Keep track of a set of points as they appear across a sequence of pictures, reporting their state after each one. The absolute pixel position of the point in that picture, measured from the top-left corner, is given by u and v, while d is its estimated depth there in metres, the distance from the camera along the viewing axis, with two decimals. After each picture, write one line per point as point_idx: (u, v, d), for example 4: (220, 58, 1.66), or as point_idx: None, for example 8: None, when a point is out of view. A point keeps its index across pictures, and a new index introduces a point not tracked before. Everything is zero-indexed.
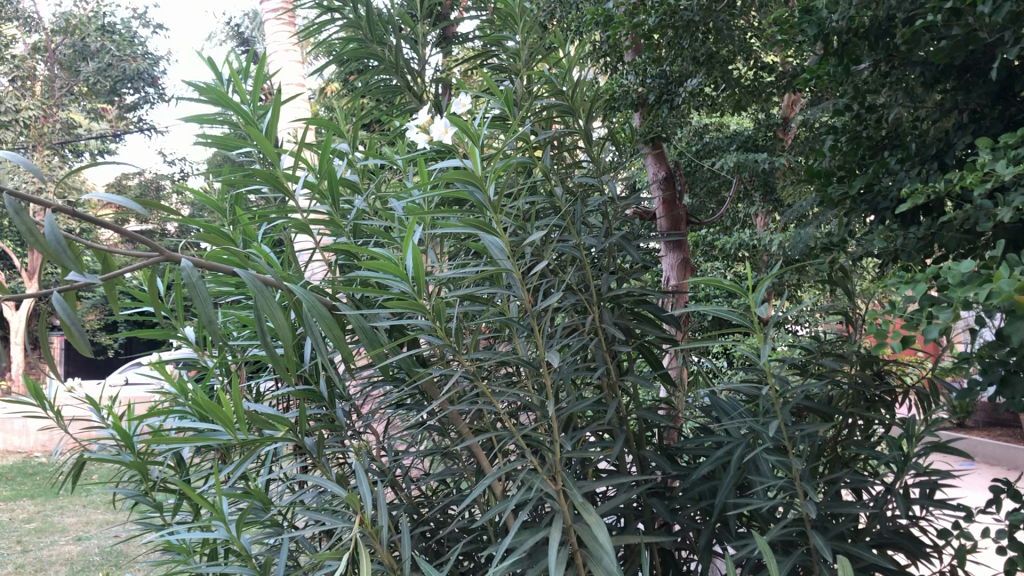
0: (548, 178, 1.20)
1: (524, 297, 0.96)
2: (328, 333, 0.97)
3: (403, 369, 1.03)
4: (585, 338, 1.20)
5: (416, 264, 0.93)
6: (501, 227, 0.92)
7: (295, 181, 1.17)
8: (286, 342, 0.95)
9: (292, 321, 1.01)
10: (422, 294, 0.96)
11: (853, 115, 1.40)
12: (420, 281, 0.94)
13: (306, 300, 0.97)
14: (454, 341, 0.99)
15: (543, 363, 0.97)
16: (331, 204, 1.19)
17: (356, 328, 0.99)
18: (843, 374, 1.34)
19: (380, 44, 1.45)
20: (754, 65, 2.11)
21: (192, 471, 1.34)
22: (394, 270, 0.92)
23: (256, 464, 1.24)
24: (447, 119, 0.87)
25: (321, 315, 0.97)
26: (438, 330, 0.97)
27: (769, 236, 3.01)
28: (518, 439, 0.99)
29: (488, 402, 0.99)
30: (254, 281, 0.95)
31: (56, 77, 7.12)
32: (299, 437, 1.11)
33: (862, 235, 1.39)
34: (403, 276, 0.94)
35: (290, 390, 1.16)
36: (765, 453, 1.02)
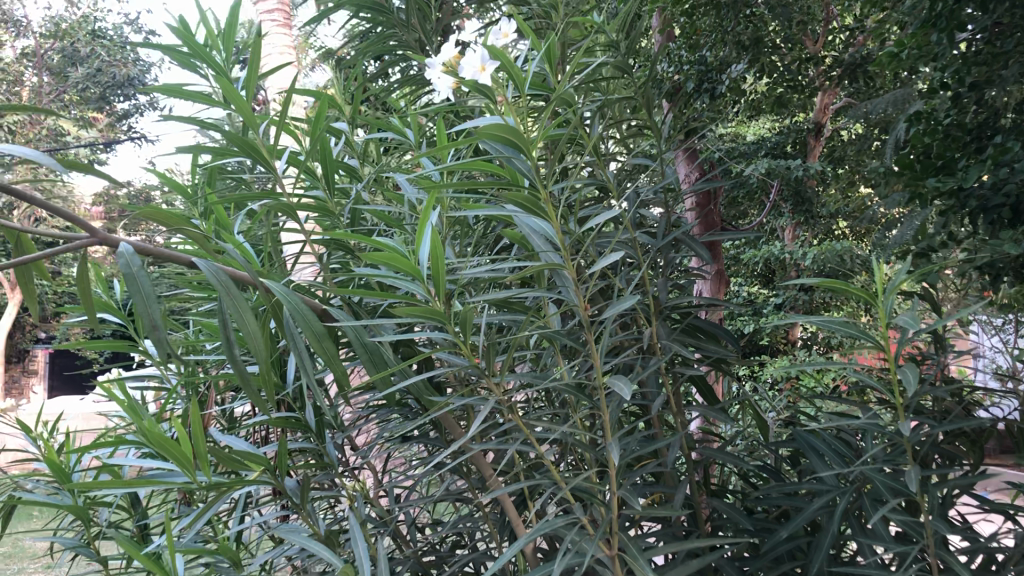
0: (596, 160, 0.98)
1: (580, 300, 0.73)
2: (316, 347, 0.73)
3: (416, 395, 0.80)
4: (638, 356, 0.97)
5: (436, 255, 0.70)
6: (552, 209, 0.69)
7: (279, 157, 0.94)
8: (259, 357, 0.71)
9: (267, 329, 0.77)
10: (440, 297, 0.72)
11: (951, 96, 1.18)
12: (439, 277, 0.71)
13: (289, 302, 0.73)
14: (482, 362, 0.76)
15: (603, 389, 0.74)
16: (328, 188, 0.96)
17: (354, 341, 0.76)
18: (939, 404, 1.12)
19: (389, 5, 1.23)
20: (800, 57, 1.90)
21: (148, 515, 1.10)
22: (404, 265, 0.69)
23: (228, 509, 1.01)
24: (485, 52, 0.64)
25: (307, 323, 0.73)
26: (462, 346, 0.74)
27: (799, 250, 2.80)
28: (565, 489, 0.76)
29: (528, 442, 0.76)
30: (217, 274, 0.71)
31: (45, 83, 6.90)
32: (280, 480, 0.88)
33: (959, 238, 1.17)
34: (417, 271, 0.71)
35: (268, 420, 0.92)
36: (886, 512, 0.78)
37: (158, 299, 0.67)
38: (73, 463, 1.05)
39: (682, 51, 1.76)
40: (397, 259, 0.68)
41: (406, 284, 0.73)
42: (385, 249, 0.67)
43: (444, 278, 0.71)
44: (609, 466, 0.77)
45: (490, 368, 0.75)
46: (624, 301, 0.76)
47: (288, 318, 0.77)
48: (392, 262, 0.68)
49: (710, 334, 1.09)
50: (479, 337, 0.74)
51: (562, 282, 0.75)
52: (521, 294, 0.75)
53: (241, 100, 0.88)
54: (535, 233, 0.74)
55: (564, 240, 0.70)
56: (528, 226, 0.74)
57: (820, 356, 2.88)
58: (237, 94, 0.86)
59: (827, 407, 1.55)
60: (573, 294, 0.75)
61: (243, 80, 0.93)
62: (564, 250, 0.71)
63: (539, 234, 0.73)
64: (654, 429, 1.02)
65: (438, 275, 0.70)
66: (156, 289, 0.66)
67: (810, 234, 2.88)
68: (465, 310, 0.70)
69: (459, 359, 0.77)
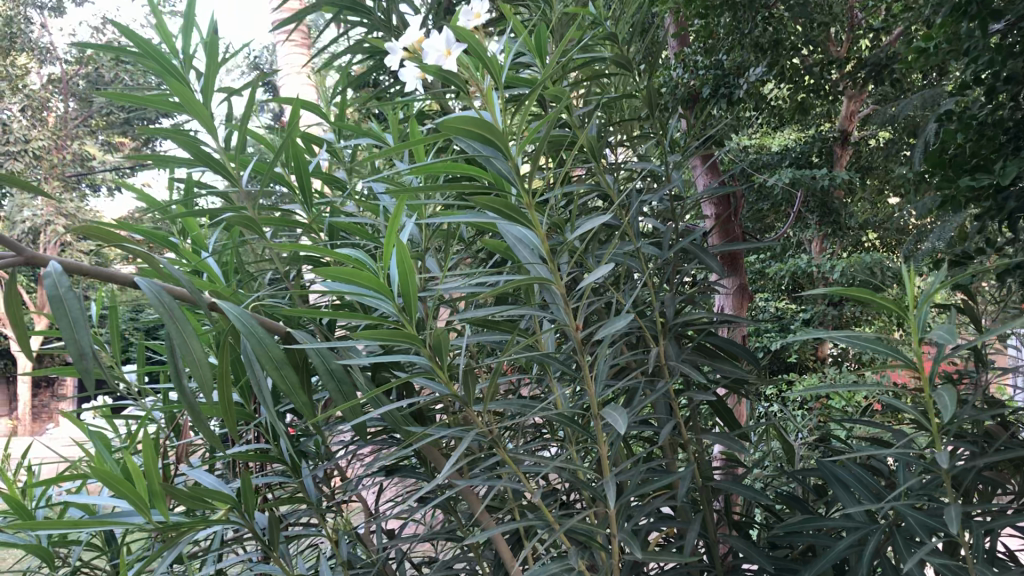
0: (596, 165, 0.89)
1: (570, 319, 0.65)
2: (274, 375, 0.66)
3: (393, 427, 0.72)
4: (643, 378, 0.88)
5: (405, 269, 0.62)
6: (537, 218, 0.61)
7: (246, 168, 0.87)
8: (208, 387, 0.63)
9: (223, 355, 0.70)
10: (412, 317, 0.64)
11: (987, 91, 1.08)
12: (409, 294, 0.63)
13: (245, 326, 0.65)
14: (463, 390, 0.67)
15: (596, 420, 0.65)
16: (303, 200, 0.88)
17: (321, 368, 0.68)
18: (983, 426, 1.02)
19: (379, 6, 1.16)
20: (822, 59, 1.80)
21: (122, 554, 1.02)
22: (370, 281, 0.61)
23: (202, 548, 0.93)
24: (451, 35, 0.56)
25: (264, 349, 0.65)
26: (438, 372, 0.66)
27: (827, 263, 2.69)
28: (559, 532, 0.67)
29: (515, 478, 0.67)
30: (160, 295, 0.63)
31: (70, 110, 6.94)
32: (250, 520, 0.80)
33: (1000, 243, 1.07)
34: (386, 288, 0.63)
35: (238, 454, 0.84)
36: (928, 556, 0.69)
37: (91, 325, 0.59)
38: (40, 500, 0.98)
39: (696, 56, 1.68)
40: (360, 274, 0.60)
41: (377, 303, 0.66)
42: (346, 263, 0.60)
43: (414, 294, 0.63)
44: (606, 504, 0.68)
45: (472, 396, 0.66)
46: (621, 319, 0.68)
47: (247, 344, 0.69)
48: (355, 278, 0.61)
49: (725, 353, 0.99)
50: (461, 363, 0.66)
51: (552, 299, 0.67)
52: (506, 312, 0.67)
53: (198, 105, 0.81)
54: (520, 243, 0.66)
55: (551, 251, 0.62)
56: (511, 236, 0.66)
57: (852, 373, 2.76)
58: (196, 99, 0.79)
59: (858, 429, 1.45)
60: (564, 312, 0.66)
61: (205, 85, 0.86)
62: (551, 261, 0.63)
63: (525, 245, 0.65)
64: (664, 457, 0.93)
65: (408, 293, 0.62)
66: (85, 313, 0.58)
67: (838, 245, 2.77)
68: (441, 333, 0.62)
69: (438, 386, 0.69)
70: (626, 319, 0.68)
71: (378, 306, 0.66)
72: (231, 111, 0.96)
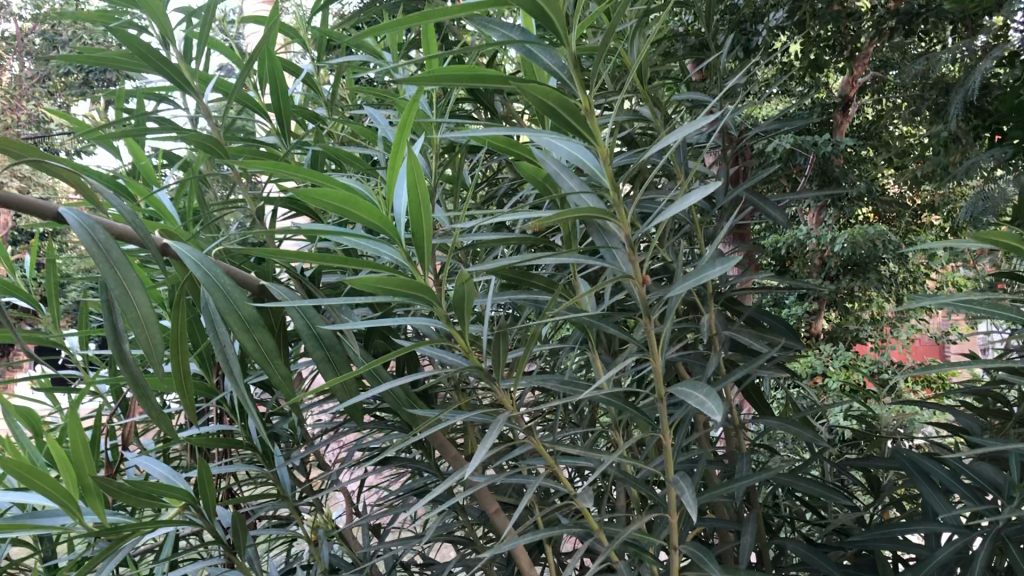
0: (635, 92, 0.74)
1: (634, 268, 0.47)
2: (245, 340, 0.50)
3: (394, 411, 0.56)
4: (687, 352, 0.74)
5: (416, 201, 0.44)
6: (599, 128, 0.43)
7: (211, 85, 0.71)
8: (156, 355, 0.48)
9: (177, 315, 0.54)
10: (424, 266, 0.48)
11: None
12: (421, 235, 0.46)
13: (205, 278, 0.50)
14: (491, 365, 0.50)
15: (663, 401, 0.50)
16: (280, 130, 0.72)
17: (303, 332, 0.53)
18: None
19: None
20: (843, 9, 1.66)
21: (57, 551, 0.87)
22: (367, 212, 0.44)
23: (151, 547, 0.78)
24: None
25: (231, 307, 0.50)
26: (459, 342, 0.48)
27: (827, 235, 2.56)
28: (607, 541, 0.53)
29: (554, 476, 0.52)
30: (90, 230, 0.47)
31: (27, 70, 6.66)
32: (209, 519, 0.64)
33: None
34: (388, 225, 0.46)
35: (198, 440, 0.68)
36: None
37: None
38: None
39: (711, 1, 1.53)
40: (349, 199, 0.43)
41: (375, 246, 0.49)
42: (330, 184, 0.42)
43: (427, 236, 0.46)
44: (669, 510, 0.53)
45: (502, 370, 0.50)
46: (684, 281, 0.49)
47: (209, 303, 0.53)
48: (344, 206, 0.43)
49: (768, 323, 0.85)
50: (486, 326, 0.50)
51: (608, 243, 0.49)
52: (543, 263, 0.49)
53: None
54: (564, 169, 0.49)
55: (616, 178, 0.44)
56: (554, 160, 0.48)
57: (848, 352, 2.65)
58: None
59: (888, 413, 1.32)
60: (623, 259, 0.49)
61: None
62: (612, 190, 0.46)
63: (570, 172, 0.48)
64: (705, 446, 0.79)
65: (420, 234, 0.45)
66: None
67: (837, 217, 2.64)
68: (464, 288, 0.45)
69: (453, 357, 0.53)
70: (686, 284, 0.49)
71: (376, 251, 0.49)
72: (189, 21, 0.79)
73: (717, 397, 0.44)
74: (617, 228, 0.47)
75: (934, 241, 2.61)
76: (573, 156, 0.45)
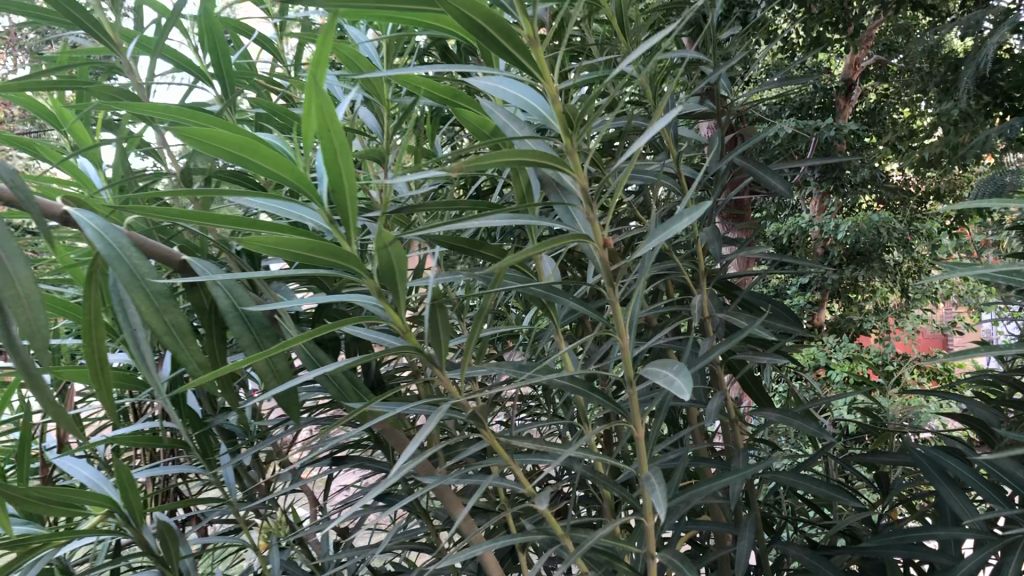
0: (617, 49, 0.66)
1: (595, 231, 0.42)
2: (153, 321, 0.43)
3: (335, 401, 0.50)
4: (673, 337, 0.67)
5: (335, 169, 0.37)
6: (550, 63, 0.38)
7: (137, 41, 0.62)
8: (43, 338, 0.40)
9: (87, 293, 0.47)
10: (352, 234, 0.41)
11: None
12: (345, 199, 0.39)
13: (107, 249, 0.42)
14: (436, 345, 0.45)
15: (632, 387, 0.43)
16: (223, 93, 0.65)
17: (229, 312, 0.46)
18: None
19: None
20: None
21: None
22: (275, 165, 0.37)
23: (91, 556, 0.71)
24: None
25: (140, 285, 0.43)
26: (397, 318, 0.43)
27: (830, 222, 2.49)
28: (576, 550, 0.46)
29: (513, 477, 0.46)
30: None
31: None
32: (138, 527, 0.57)
33: None
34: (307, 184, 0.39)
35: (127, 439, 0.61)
36: None
37: None
38: None
39: None
40: (254, 146, 0.35)
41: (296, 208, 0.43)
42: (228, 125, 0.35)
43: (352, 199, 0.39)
44: (645, 514, 0.46)
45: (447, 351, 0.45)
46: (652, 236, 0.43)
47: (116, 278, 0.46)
48: (248, 158, 0.36)
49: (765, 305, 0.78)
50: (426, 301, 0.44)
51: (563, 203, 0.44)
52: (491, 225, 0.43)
53: None
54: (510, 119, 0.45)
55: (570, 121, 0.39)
56: (498, 107, 0.43)
57: (852, 344, 2.58)
58: None
59: (895, 404, 1.25)
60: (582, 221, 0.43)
61: None
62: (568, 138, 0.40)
63: (517, 120, 0.43)
64: (696, 440, 0.72)
65: (341, 196, 0.38)
66: None
67: (840, 203, 2.56)
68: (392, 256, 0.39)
69: (393, 340, 0.48)
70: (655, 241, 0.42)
71: (297, 213, 0.43)
72: None
73: (688, 374, 0.37)
74: (572, 183, 0.42)
75: (940, 228, 2.53)
76: (519, 99, 0.40)
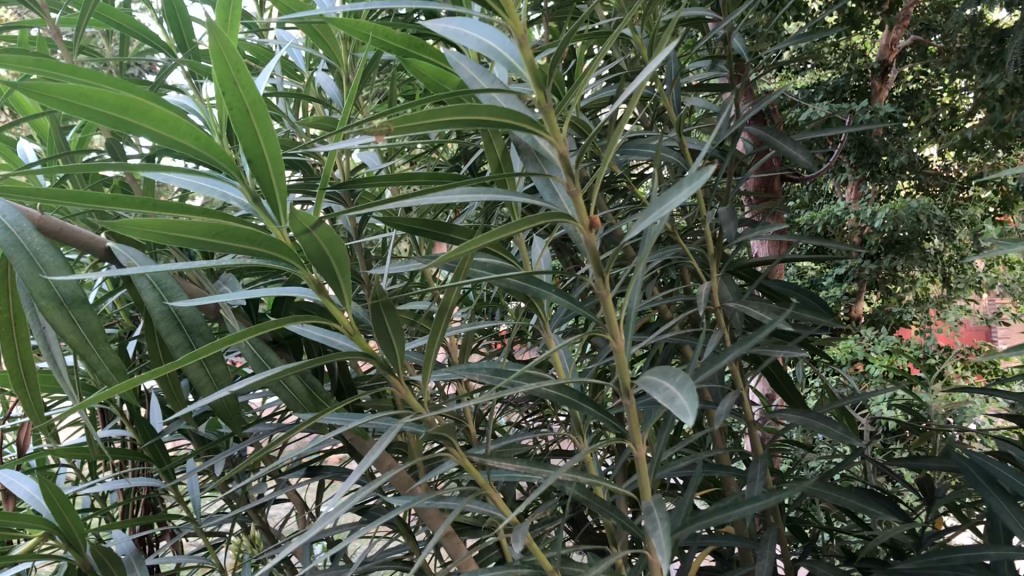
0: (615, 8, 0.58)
1: (580, 209, 0.32)
2: (57, 319, 0.38)
3: (286, 408, 0.44)
4: (685, 332, 0.60)
5: (255, 136, 0.31)
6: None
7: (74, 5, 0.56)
8: None
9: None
10: (280, 216, 0.35)
11: None
12: (270, 178, 0.33)
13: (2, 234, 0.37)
14: (389, 352, 0.38)
15: (631, 398, 0.36)
16: (179, 68, 0.59)
17: (156, 305, 0.41)
18: None
19: None
20: None
21: None
22: (181, 136, 0.31)
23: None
24: None
25: (41, 275, 0.38)
26: (341, 319, 0.37)
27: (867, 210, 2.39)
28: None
29: (484, 496, 0.39)
30: None
31: None
32: (83, 552, 0.51)
33: None
34: (222, 157, 0.33)
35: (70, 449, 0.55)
36: None
37: None
38: None
39: None
40: (157, 113, 0.29)
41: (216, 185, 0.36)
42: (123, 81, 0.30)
43: (276, 175, 0.33)
44: (646, 542, 0.40)
45: (404, 356, 0.38)
46: (656, 207, 0.33)
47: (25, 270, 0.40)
48: (153, 129, 0.30)
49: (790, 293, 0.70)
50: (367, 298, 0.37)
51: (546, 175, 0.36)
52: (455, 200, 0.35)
53: None
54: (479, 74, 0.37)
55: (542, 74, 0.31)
56: (465, 59, 0.36)
57: (892, 336, 2.47)
58: None
59: (937, 398, 1.17)
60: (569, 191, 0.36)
61: None
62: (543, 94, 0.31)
63: (487, 74, 0.36)
64: (716, 447, 0.65)
65: (262, 171, 0.32)
66: None
67: (876, 190, 2.45)
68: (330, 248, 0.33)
69: (347, 338, 0.43)
70: (659, 210, 0.33)
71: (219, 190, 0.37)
72: None
73: (692, 390, 0.29)
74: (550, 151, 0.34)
75: (982, 214, 2.42)
76: (485, 43, 0.31)
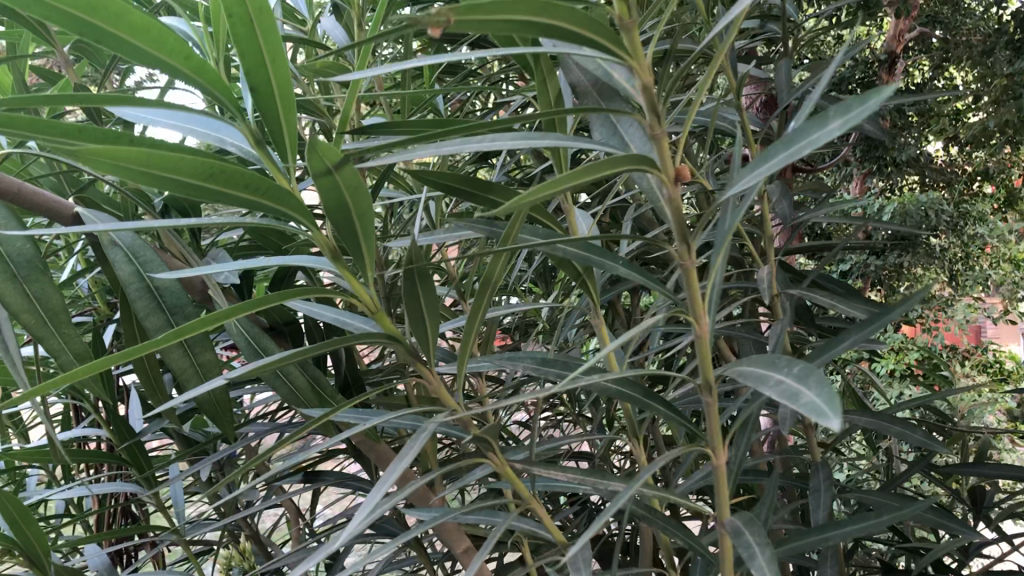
0: None
1: (662, 154, 0.27)
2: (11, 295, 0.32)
3: (289, 403, 0.38)
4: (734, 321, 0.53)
5: (258, 52, 0.25)
6: None
7: None
8: None
9: None
10: (289, 162, 0.29)
11: None
12: (276, 107, 0.27)
13: None
14: (416, 333, 0.32)
15: (712, 395, 0.30)
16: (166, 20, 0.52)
17: (132, 281, 0.35)
18: None
19: None
20: None
21: None
22: (172, 58, 0.25)
23: None
24: None
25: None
26: (360, 291, 0.30)
27: (873, 206, 2.34)
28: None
29: (528, 508, 0.33)
30: None
31: None
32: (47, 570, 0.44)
33: None
34: (220, 88, 0.27)
35: (32, 452, 0.48)
36: None
37: None
38: None
39: None
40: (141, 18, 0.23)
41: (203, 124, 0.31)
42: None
43: (284, 109, 0.27)
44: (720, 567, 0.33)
45: (436, 342, 0.32)
46: (781, 147, 0.23)
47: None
48: (136, 41, 0.23)
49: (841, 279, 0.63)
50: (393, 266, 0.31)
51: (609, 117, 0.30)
52: (501, 148, 0.29)
53: None
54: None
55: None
56: None
57: (897, 335, 2.42)
58: None
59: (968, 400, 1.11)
60: (634, 133, 0.30)
61: None
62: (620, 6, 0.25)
63: None
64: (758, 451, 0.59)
65: (267, 100, 0.26)
66: None
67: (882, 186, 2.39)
68: (355, 208, 0.27)
69: (361, 321, 0.36)
70: (785, 150, 0.23)
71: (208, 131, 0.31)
72: None
73: (827, 390, 0.21)
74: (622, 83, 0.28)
75: (988, 210, 2.37)
76: None
